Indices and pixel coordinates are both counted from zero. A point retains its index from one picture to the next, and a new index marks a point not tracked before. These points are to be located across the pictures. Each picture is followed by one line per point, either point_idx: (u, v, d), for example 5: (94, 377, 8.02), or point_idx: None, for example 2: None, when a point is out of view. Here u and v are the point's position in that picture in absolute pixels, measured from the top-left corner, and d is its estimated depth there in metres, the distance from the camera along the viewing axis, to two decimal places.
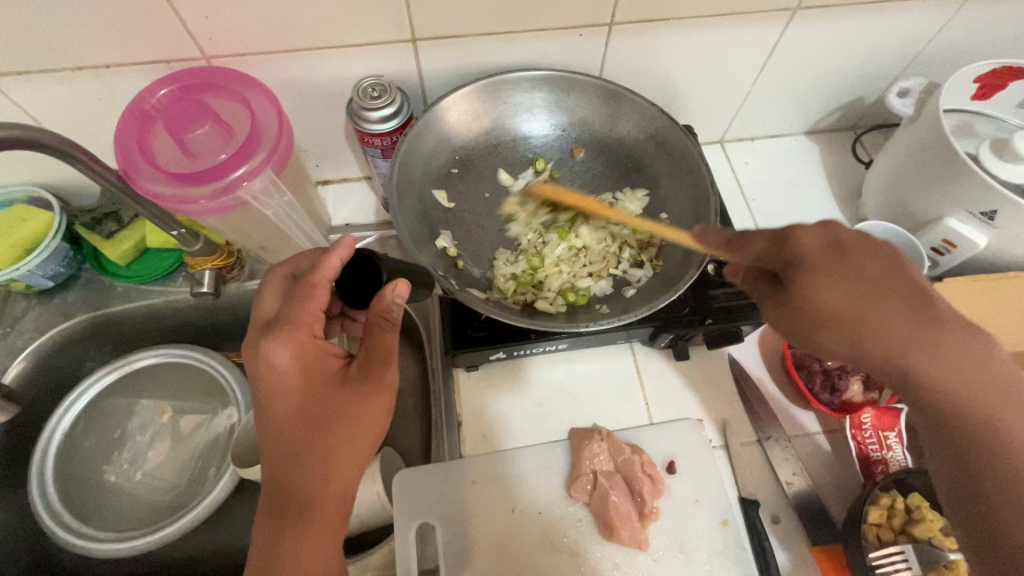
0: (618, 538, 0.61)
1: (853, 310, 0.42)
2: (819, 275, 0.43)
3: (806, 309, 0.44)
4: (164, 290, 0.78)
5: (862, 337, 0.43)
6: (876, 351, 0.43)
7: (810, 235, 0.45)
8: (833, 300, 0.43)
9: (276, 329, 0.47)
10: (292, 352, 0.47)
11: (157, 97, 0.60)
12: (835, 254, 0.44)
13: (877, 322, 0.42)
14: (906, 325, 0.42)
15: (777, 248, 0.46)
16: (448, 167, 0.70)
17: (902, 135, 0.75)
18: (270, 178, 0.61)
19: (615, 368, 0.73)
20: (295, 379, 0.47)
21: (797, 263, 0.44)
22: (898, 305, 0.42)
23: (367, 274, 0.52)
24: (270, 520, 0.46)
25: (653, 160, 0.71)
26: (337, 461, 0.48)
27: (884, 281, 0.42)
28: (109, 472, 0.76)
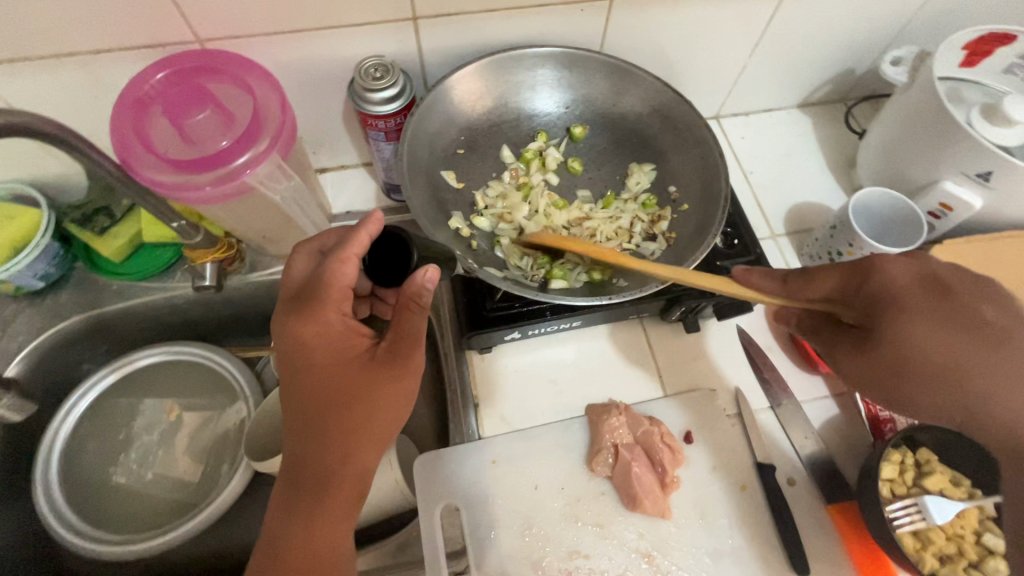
0: (642, 508, 0.62)
1: (946, 346, 0.46)
2: (916, 313, 0.47)
3: (895, 350, 0.47)
4: (163, 286, 0.76)
5: (957, 380, 0.46)
6: (963, 391, 0.46)
7: (898, 271, 0.50)
8: (921, 340, 0.46)
9: (302, 305, 0.47)
10: (318, 328, 0.46)
11: (153, 82, 0.57)
12: (926, 291, 0.48)
13: (973, 363, 0.46)
14: (995, 360, 0.46)
15: (863, 283, 0.50)
16: (454, 147, 0.69)
17: (895, 103, 0.76)
18: (276, 163, 0.60)
19: (627, 343, 0.74)
20: (317, 355, 0.47)
21: (897, 302, 0.48)
22: (991, 346, 0.46)
23: (398, 252, 0.53)
24: (288, 492, 0.47)
25: (657, 134, 0.71)
26: (354, 441, 0.47)
27: (979, 323, 0.47)
28: (117, 474, 0.73)
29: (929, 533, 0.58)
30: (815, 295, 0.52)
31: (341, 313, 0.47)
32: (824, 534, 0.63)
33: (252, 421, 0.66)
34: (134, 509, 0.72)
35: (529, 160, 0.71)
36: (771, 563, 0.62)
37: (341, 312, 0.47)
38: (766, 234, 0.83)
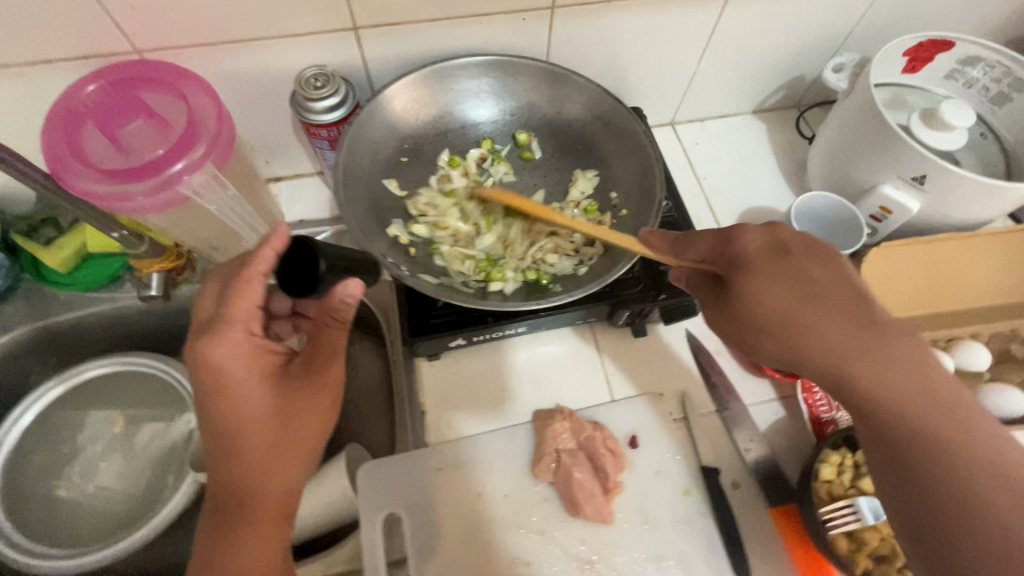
0: (583, 513, 0.62)
1: (791, 310, 0.45)
2: (761, 275, 0.47)
3: (745, 308, 0.47)
4: (112, 297, 0.76)
5: (800, 347, 0.45)
6: (808, 359, 0.44)
7: (752, 239, 0.49)
8: (766, 296, 0.46)
9: (209, 330, 0.45)
10: (225, 351, 0.45)
11: (85, 94, 0.57)
12: (776, 256, 0.47)
13: (825, 329, 0.44)
14: (852, 328, 0.44)
15: (721, 246, 0.51)
16: (397, 155, 0.70)
17: (839, 109, 0.77)
18: (212, 172, 0.60)
19: (576, 349, 0.74)
20: (227, 378, 0.45)
21: (741, 260, 0.48)
22: (841, 311, 0.44)
23: (306, 266, 0.50)
24: (215, 512, 0.47)
25: (601, 141, 0.72)
26: (275, 458, 0.48)
27: (832, 289, 0.45)
28: (61, 488, 0.73)
29: (863, 534, 0.58)
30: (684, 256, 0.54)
31: (248, 334, 0.46)
32: (767, 538, 0.63)
33: None
34: (77, 524, 0.71)
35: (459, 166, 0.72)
36: (714, 568, 0.62)
37: (248, 333, 0.46)
38: None
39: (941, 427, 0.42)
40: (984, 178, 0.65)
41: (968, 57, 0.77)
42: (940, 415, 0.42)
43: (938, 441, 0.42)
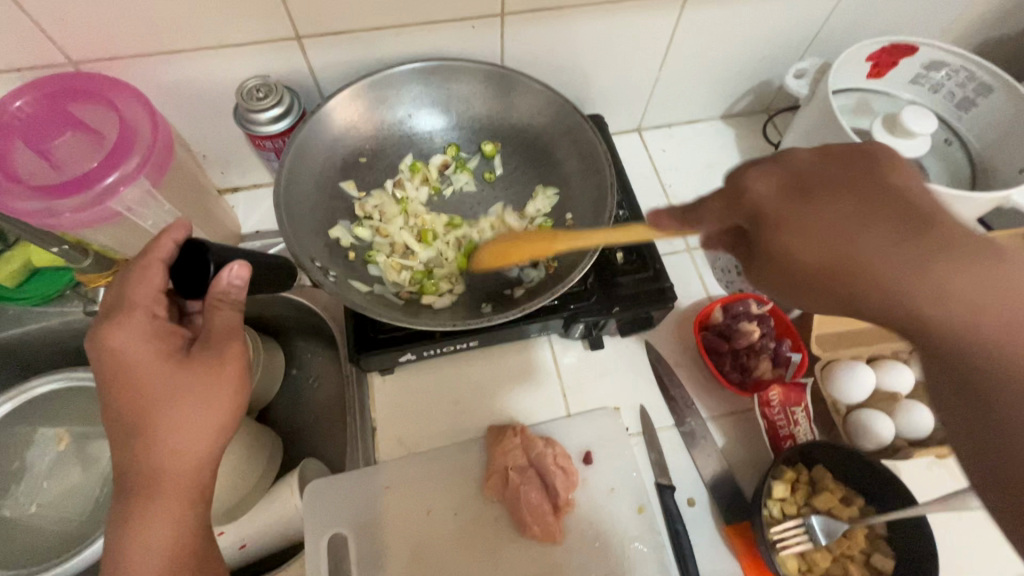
0: (532, 532, 0.60)
1: (839, 253, 0.33)
2: (787, 222, 0.36)
3: (780, 267, 0.36)
4: (61, 311, 0.75)
5: (857, 299, 0.33)
6: (879, 315, 0.33)
7: (761, 181, 0.38)
8: (807, 250, 0.35)
9: (109, 317, 0.46)
10: (125, 332, 0.46)
11: (14, 108, 0.55)
12: (802, 192, 0.36)
13: (882, 265, 0.32)
14: (913, 256, 0.31)
15: (732, 201, 0.39)
16: (355, 158, 0.68)
17: (801, 115, 0.76)
18: (147, 188, 0.59)
19: (533, 363, 0.73)
20: (123, 358, 0.45)
21: (763, 215, 0.37)
22: (888, 232, 0.33)
23: (194, 269, 0.47)
24: (118, 498, 0.44)
25: (562, 157, 0.70)
26: (171, 437, 0.45)
27: (882, 210, 0.33)
28: (4, 508, 0.70)
29: (813, 554, 0.57)
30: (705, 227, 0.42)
31: (151, 316, 0.47)
32: (720, 555, 0.62)
33: None
34: (23, 543, 0.69)
35: (418, 171, 0.70)
36: None
37: (152, 314, 0.48)
38: (681, 248, 0.82)
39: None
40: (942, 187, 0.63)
41: (931, 62, 0.75)
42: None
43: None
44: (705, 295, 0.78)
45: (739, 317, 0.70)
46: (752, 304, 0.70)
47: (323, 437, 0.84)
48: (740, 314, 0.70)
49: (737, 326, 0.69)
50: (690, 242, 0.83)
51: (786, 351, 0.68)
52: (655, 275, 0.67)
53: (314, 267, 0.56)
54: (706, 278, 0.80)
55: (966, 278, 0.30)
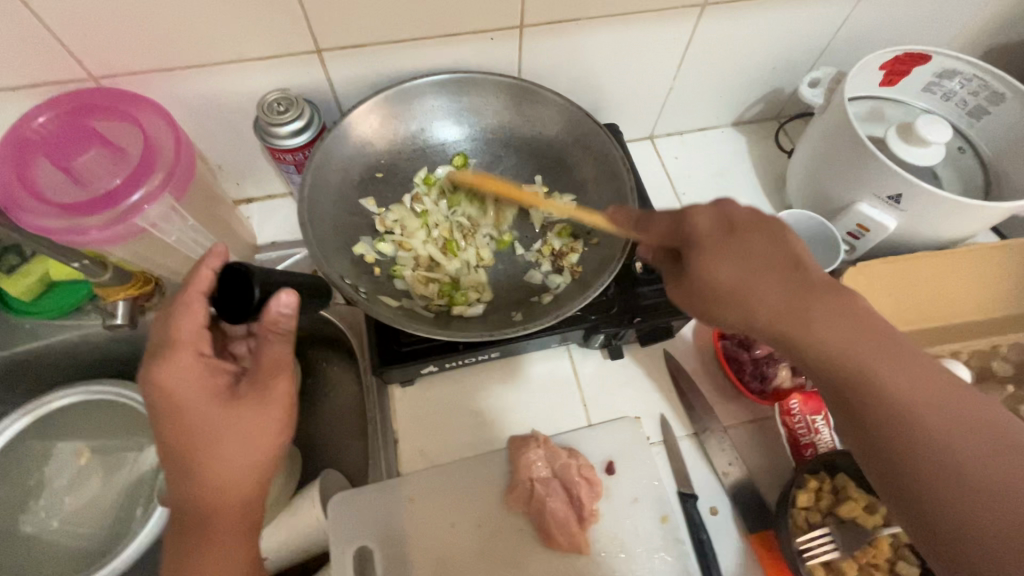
0: (557, 544, 0.61)
1: (745, 281, 0.43)
2: (714, 251, 0.44)
3: (702, 287, 0.44)
4: (78, 324, 0.75)
5: (755, 315, 0.43)
6: (768, 330, 0.42)
7: (704, 216, 0.46)
8: (721, 276, 0.43)
9: (156, 355, 0.46)
10: (178, 371, 0.45)
11: (36, 125, 0.56)
12: (725, 232, 0.45)
13: (770, 299, 0.42)
14: (794, 296, 0.42)
15: (674, 225, 0.47)
16: (371, 171, 0.66)
17: (815, 124, 0.76)
18: (171, 203, 0.59)
19: (553, 373, 0.73)
20: (178, 396, 0.45)
21: (692, 242, 0.45)
22: (781, 277, 0.42)
23: (239, 296, 0.44)
24: (175, 531, 0.46)
25: (579, 164, 0.68)
26: (228, 467, 0.46)
27: (784, 261, 0.43)
28: (26, 524, 0.71)
29: (840, 564, 0.57)
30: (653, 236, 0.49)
31: (200, 354, 0.47)
32: (742, 563, 0.63)
33: None
34: (43, 557, 0.70)
35: (433, 183, 0.69)
36: None
37: (200, 352, 0.47)
38: None
39: (894, 376, 0.40)
40: (960, 197, 0.64)
41: (944, 70, 0.75)
42: (902, 373, 0.40)
43: (904, 397, 0.39)
44: None
45: None
46: None
47: (340, 448, 0.84)
48: None
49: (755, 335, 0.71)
50: None
51: None
52: None
53: (346, 284, 0.57)
54: None
55: (833, 321, 0.41)
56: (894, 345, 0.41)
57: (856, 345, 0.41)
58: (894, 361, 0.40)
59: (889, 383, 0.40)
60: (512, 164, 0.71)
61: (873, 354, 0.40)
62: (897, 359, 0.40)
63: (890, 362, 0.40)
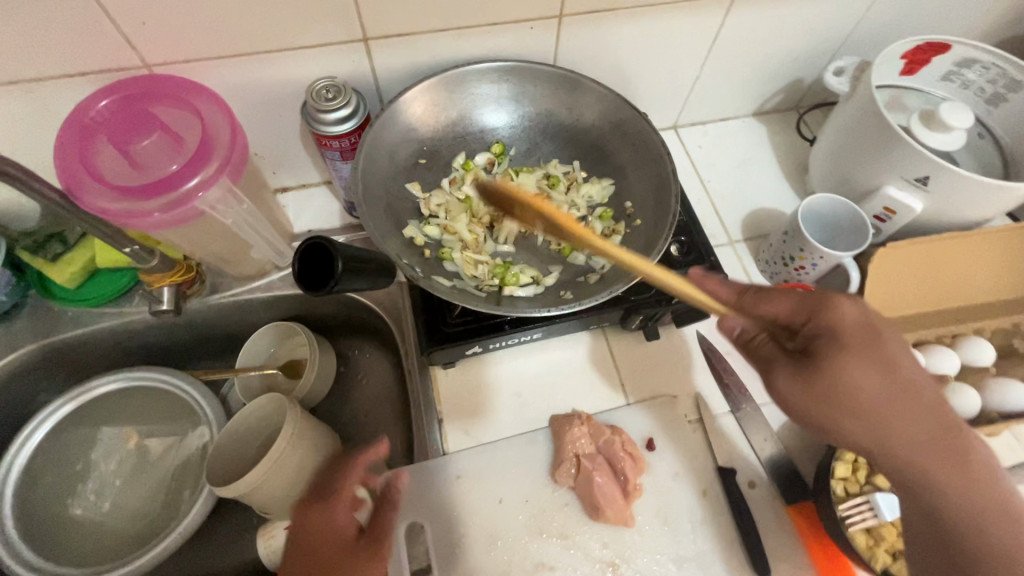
0: (604, 517, 0.62)
1: (882, 396, 0.45)
2: (855, 353, 0.46)
3: (832, 385, 0.45)
4: (120, 311, 0.76)
5: (883, 429, 0.46)
6: (891, 447, 0.46)
7: (850, 315, 0.47)
8: (860, 382, 0.45)
9: (318, 503, 0.60)
10: (320, 517, 0.59)
11: (98, 109, 0.57)
12: (871, 338, 0.47)
13: (900, 417, 0.46)
14: (923, 426, 0.46)
15: (808, 313, 0.48)
16: (416, 158, 0.68)
17: (841, 111, 0.79)
18: (226, 187, 0.60)
19: (590, 355, 0.75)
20: (313, 536, 0.58)
21: (832, 340, 0.46)
22: (916, 404, 0.46)
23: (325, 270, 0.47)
24: None
25: (617, 149, 0.70)
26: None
27: (924, 392, 0.46)
28: (75, 506, 0.72)
29: (882, 529, 0.60)
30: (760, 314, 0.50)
31: (330, 505, 0.60)
32: (781, 533, 0.65)
33: (232, 428, 0.71)
34: (91, 540, 0.71)
35: (471, 169, 0.69)
36: (732, 566, 0.63)
37: (330, 508, 0.59)
38: (724, 241, 0.85)
39: (987, 513, 0.46)
40: (986, 179, 0.66)
41: (963, 59, 0.78)
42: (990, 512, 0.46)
43: (986, 527, 0.46)
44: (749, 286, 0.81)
45: None
46: None
47: (376, 432, 0.85)
48: None
49: None
50: (731, 235, 0.85)
51: None
52: (712, 267, 0.69)
53: (403, 262, 0.58)
54: (749, 270, 0.83)
55: (955, 463, 0.46)
56: (1001, 497, 0.47)
57: (959, 483, 0.46)
58: (991, 505, 0.46)
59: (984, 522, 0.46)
60: (549, 152, 0.73)
61: (976, 499, 0.46)
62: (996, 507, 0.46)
63: (986, 503, 0.46)
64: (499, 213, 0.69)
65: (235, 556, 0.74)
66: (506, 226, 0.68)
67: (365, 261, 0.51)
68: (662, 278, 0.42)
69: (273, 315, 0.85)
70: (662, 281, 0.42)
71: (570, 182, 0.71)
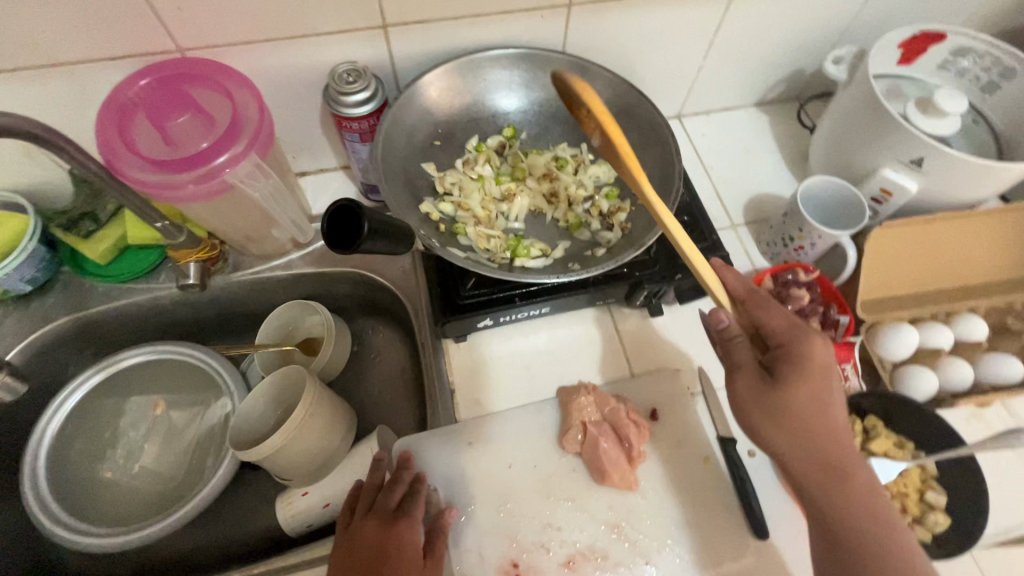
0: (610, 480, 0.65)
1: (811, 417, 0.53)
2: (807, 378, 0.53)
3: (780, 393, 0.53)
4: (149, 287, 0.79)
5: (803, 443, 0.53)
6: (802, 459, 0.53)
7: (818, 351, 0.54)
8: (801, 398, 0.53)
9: (400, 521, 0.60)
10: (399, 530, 0.59)
11: (136, 89, 0.61)
12: (826, 375, 0.54)
13: (818, 441, 0.53)
14: (830, 448, 0.53)
15: (787, 336, 0.56)
16: (432, 140, 0.72)
17: (840, 98, 0.81)
18: (254, 163, 0.64)
19: (597, 331, 0.78)
20: (388, 545, 0.58)
21: (793, 361, 0.54)
22: (836, 435, 0.54)
23: (350, 229, 0.51)
24: None
25: (623, 132, 0.73)
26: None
27: (841, 425, 0.54)
28: (105, 469, 0.76)
29: None
30: (753, 320, 0.58)
31: (411, 519, 0.60)
32: (780, 499, 0.67)
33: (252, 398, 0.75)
34: (119, 503, 0.74)
35: (484, 151, 0.73)
36: (733, 529, 0.65)
37: (411, 523, 0.60)
38: (726, 225, 0.88)
39: (870, 529, 0.52)
40: (978, 158, 0.69)
41: (958, 48, 0.81)
42: (875, 529, 0.51)
43: (870, 539, 0.51)
44: (751, 267, 0.84)
45: (789, 284, 0.74)
46: (800, 272, 0.75)
47: (389, 407, 0.88)
48: (789, 282, 0.74)
49: (788, 292, 0.73)
50: (734, 219, 0.88)
51: (834, 315, 0.73)
52: (713, 245, 0.72)
53: (420, 233, 0.62)
54: (751, 252, 0.85)
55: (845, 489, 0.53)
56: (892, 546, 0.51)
57: (848, 498, 0.53)
58: (877, 526, 0.52)
59: (869, 535, 0.51)
60: (558, 135, 0.77)
61: (864, 515, 0.52)
62: (881, 525, 0.52)
63: (870, 520, 0.52)
64: (511, 192, 0.72)
65: (255, 521, 0.78)
66: (517, 204, 0.71)
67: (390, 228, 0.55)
68: (699, 265, 0.56)
69: (292, 294, 0.88)
70: (699, 271, 0.56)
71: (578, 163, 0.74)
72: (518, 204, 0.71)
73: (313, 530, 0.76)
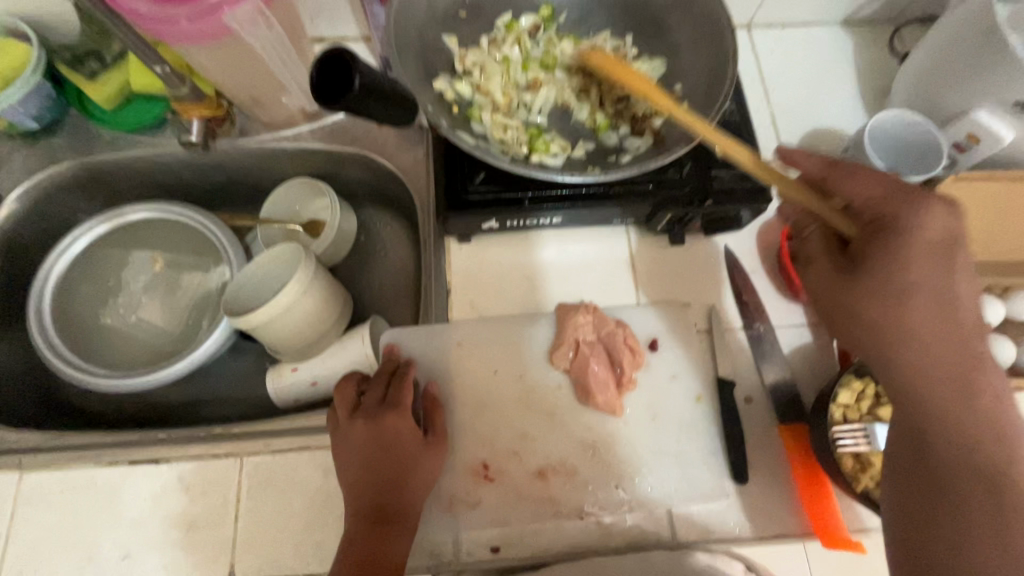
0: (594, 402, 0.63)
1: (913, 300, 0.45)
2: (910, 252, 0.45)
3: (873, 273, 0.46)
4: (153, 142, 0.77)
5: (904, 331, 0.46)
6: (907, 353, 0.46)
7: (931, 220, 0.45)
8: (904, 275, 0.45)
9: (389, 409, 0.59)
10: (390, 422, 0.58)
11: None
12: (942, 247, 0.45)
13: (921, 325, 0.45)
14: (947, 339, 0.45)
15: (884, 203, 0.47)
16: (456, 10, 0.63)
17: (947, 18, 0.68)
18: (255, 6, 0.60)
19: (609, 250, 0.72)
20: (386, 438, 0.58)
21: (892, 233, 0.46)
22: (948, 318, 0.45)
23: (341, 80, 0.54)
24: (365, 544, 0.53)
25: (675, 25, 0.64)
26: (413, 497, 0.57)
27: (960, 307, 0.46)
28: (105, 317, 0.77)
29: (871, 456, 0.58)
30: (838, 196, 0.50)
31: (400, 410, 0.59)
32: (768, 449, 0.65)
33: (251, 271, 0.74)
34: (120, 350, 0.76)
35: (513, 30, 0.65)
36: (712, 468, 0.64)
37: (400, 413, 0.59)
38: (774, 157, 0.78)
39: (973, 434, 0.44)
40: None
41: None
42: (982, 436, 0.43)
43: (971, 445, 0.44)
44: None
45: None
46: None
47: (387, 302, 0.86)
48: None
49: None
50: None
51: None
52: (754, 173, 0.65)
53: (428, 109, 0.56)
54: None
55: (955, 397, 0.44)
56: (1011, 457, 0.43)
57: (953, 403, 0.44)
58: (993, 440, 0.43)
59: (968, 445, 0.44)
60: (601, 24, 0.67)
61: (968, 423, 0.44)
62: (991, 439, 0.43)
63: (981, 431, 0.44)
64: (537, 80, 0.64)
65: (246, 387, 0.80)
66: (541, 95, 0.64)
67: (385, 86, 0.57)
68: (730, 149, 0.51)
69: (300, 171, 0.84)
70: (731, 155, 0.50)
71: (618, 59, 0.65)
72: (543, 94, 0.64)
73: (297, 406, 0.77)
